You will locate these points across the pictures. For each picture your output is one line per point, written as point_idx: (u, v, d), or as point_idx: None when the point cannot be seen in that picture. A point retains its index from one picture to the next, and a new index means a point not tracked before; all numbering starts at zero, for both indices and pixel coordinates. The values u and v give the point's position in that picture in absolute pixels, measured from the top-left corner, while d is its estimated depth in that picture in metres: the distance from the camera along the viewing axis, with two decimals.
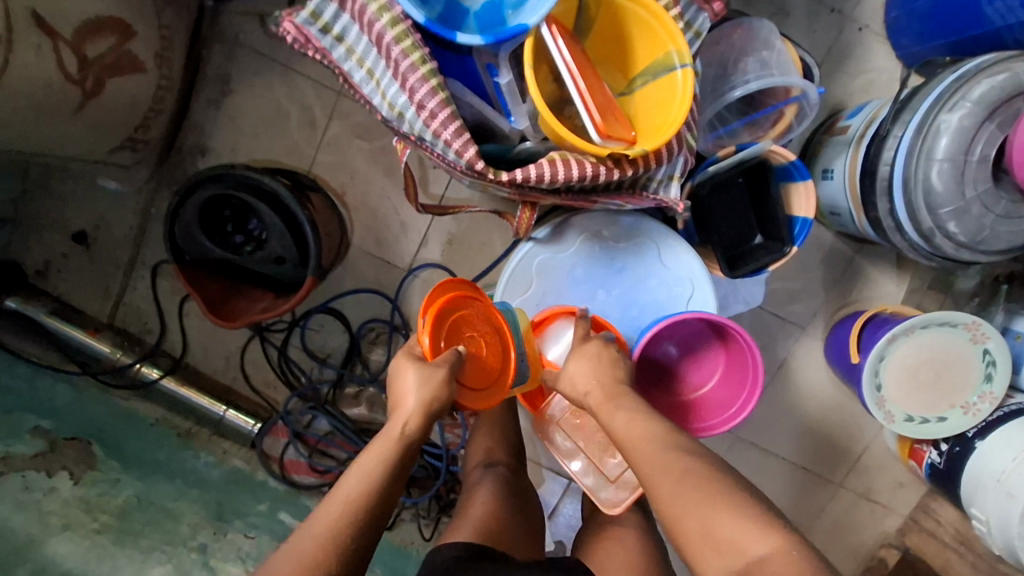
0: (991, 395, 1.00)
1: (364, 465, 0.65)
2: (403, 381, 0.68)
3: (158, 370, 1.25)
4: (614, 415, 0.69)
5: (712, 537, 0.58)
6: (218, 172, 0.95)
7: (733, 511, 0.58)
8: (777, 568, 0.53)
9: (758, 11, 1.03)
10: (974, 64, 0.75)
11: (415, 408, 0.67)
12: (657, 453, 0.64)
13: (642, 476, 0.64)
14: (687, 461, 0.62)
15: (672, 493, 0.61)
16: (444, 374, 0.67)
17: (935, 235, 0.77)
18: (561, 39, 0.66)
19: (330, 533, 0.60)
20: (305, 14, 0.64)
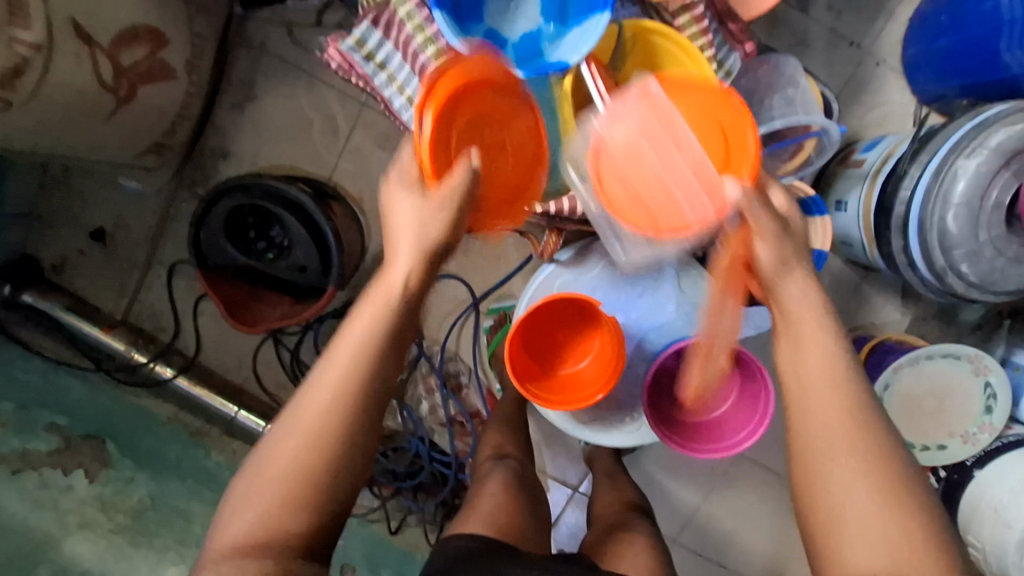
0: (991, 426, 1.03)
1: (357, 324, 0.56)
2: (401, 210, 0.59)
3: (172, 369, 1.24)
4: (804, 344, 0.59)
5: (890, 535, 0.52)
6: (244, 182, 0.96)
7: (911, 524, 0.52)
8: None
9: (780, 42, 1.07)
10: (993, 111, 0.77)
11: (411, 259, 0.58)
12: (859, 414, 0.56)
13: (823, 412, 0.57)
14: (883, 450, 0.55)
15: (852, 475, 0.54)
16: (446, 214, 0.58)
17: (948, 274, 0.79)
18: (599, 77, 0.67)
19: (330, 406, 0.53)
20: (351, 42, 0.66)
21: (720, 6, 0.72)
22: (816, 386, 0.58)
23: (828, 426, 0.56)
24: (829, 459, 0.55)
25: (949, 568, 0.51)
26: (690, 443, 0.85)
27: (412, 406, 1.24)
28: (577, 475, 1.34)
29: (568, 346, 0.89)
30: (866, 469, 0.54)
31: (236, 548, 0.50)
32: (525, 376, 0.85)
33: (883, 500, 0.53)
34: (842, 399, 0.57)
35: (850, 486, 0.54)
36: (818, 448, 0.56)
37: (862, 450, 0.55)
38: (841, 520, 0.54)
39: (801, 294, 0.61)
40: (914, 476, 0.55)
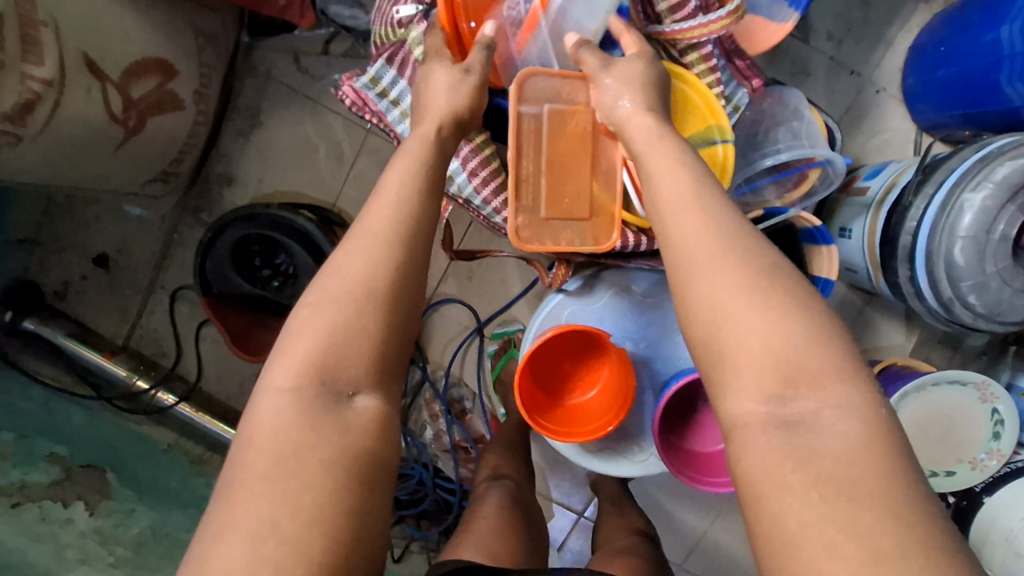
0: (999, 452, 1.03)
1: (402, 165, 0.58)
2: (434, 83, 0.62)
3: (174, 396, 1.23)
4: (666, 176, 0.54)
5: (774, 356, 0.45)
6: (251, 212, 0.96)
7: (807, 342, 0.45)
8: (831, 422, 0.43)
9: (780, 71, 1.08)
10: (997, 145, 0.78)
11: (443, 111, 0.61)
12: (730, 240, 0.50)
13: (683, 239, 0.51)
14: (768, 270, 0.48)
15: (726, 292, 0.48)
16: (476, 82, 0.62)
17: (955, 305, 0.80)
18: None
19: (393, 228, 0.54)
20: (365, 79, 0.67)
21: (729, 44, 0.73)
22: (684, 215, 0.51)
23: (702, 255, 0.49)
24: (700, 284, 0.49)
25: (850, 389, 0.44)
26: (700, 476, 0.85)
27: (415, 432, 1.23)
28: (582, 501, 1.32)
29: (575, 376, 0.89)
30: (735, 287, 0.47)
31: (304, 380, 0.49)
32: (533, 409, 0.83)
33: (774, 323, 0.46)
34: (715, 223, 0.51)
35: (731, 314, 0.47)
36: (694, 283, 0.49)
37: (738, 272, 0.48)
38: (728, 358, 0.47)
39: (643, 122, 0.58)
40: (806, 293, 0.48)
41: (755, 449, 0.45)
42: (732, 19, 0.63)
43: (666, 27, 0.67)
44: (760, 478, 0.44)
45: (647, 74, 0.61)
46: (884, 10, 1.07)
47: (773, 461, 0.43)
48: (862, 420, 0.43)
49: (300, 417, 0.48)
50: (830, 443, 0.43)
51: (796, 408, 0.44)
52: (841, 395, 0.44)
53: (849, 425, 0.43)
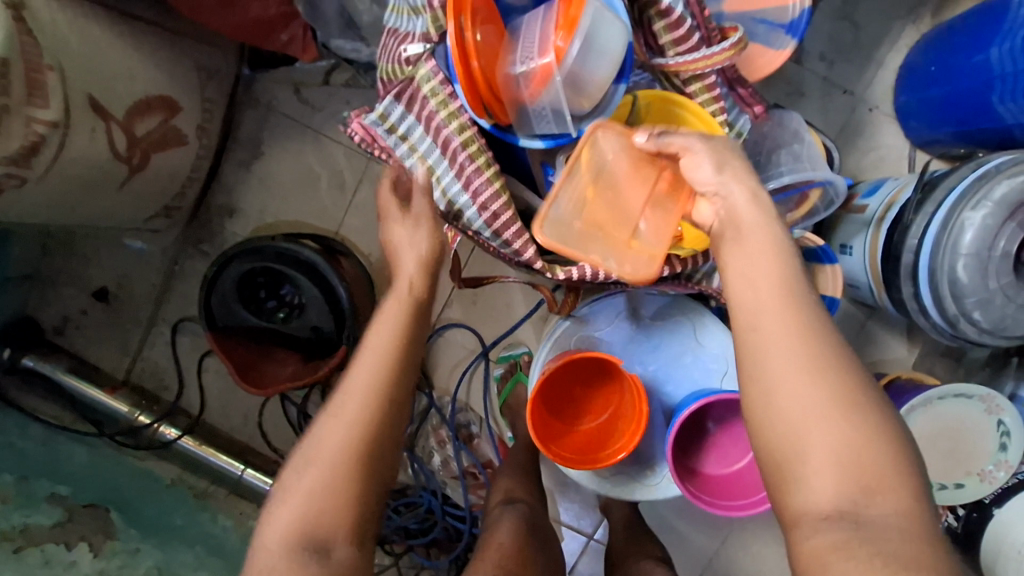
0: (1008, 463, 1.03)
1: (384, 322, 0.62)
2: (395, 239, 0.67)
3: (177, 430, 1.21)
4: (749, 265, 0.53)
5: (849, 463, 0.47)
6: (257, 245, 0.96)
7: (878, 445, 0.47)
8: (899, 530, 0.45)
9: (775, 92, 1.11)
10: (994, 164, 0.79)
11: (413, 268, 0.65)
12: (816, 341, 0.50)
13: (770, 334, 0.50)
14: (848, 369, 0.49)
15: (810, 393, 0.48)
16: (429, 231, 0.66)
17: (960, 321, 0.81)
18: None
19: (376, 384, 0.58)
20: (373, 116, 0.68)
21: (731, 73, 0.73)
22: (769, 308, 0.51)
23: (787, 351, 0.50)
24: (787, 381, 0.49)
25: (916, 500, 0.46)
26: (713, 499, 0.83)
27: (423, 459, 1.22)
28: (592, 523, 1.31)
29: (586, 403, 0.89)
30: (817, 392, 0.48)
31: (297, 528, 0.54)
32: (546, 438, 0.84)
33: (852, 428, 0.47)
34: (798, 319, 0.50)
35: (812, 415, 0.48)
36: (772, 377, 0.49)
37: (821, 373, 0.48)
38: (805, 455, 0.48)
39: (741, 193, 0.57)
40: (878, 393, 0.49)
41: (819, 537, 0.46)
42: (736, 49, 0.65)
43: (670, 59, 0.68)
44: (828, 563, 0.45)
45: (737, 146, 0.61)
46: (874, 30, 1.10)
47: (839, 550, 0.45)
48: (922, 527, 0.45)
49: (289, 563, 0.53)
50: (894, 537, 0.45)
51: (866, 512, 0.46)
52: (901, 494, 0.46)
53: (903, 521, 0.45)
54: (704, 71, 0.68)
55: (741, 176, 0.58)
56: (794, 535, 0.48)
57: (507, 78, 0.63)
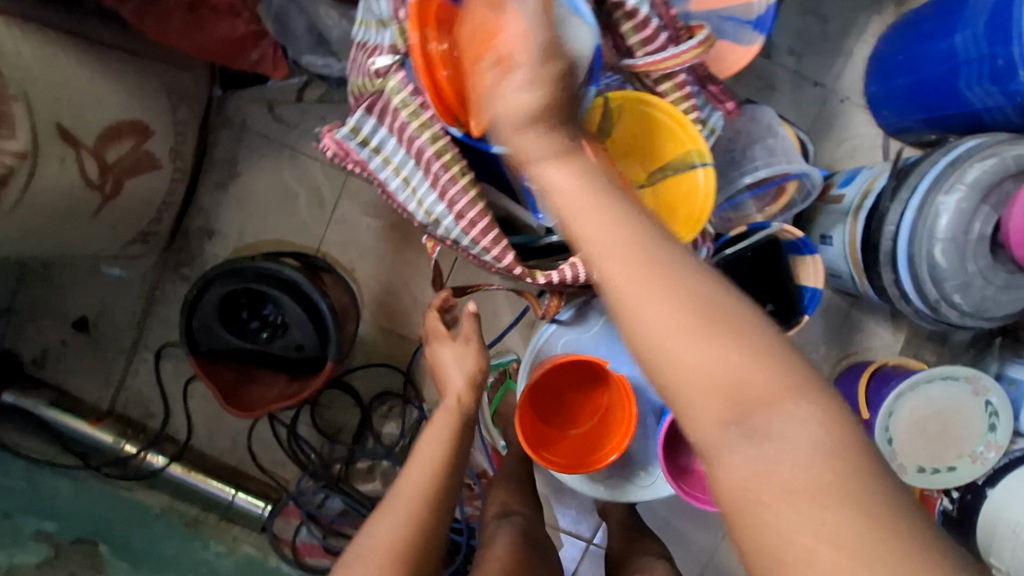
0: (997, 444, 1.04)
1: (433, 433, 0.75)
2: (442, 357, 0.83)
3: (164, 457, 1.21)
4: (578, 198, 0.49)
5: (720, 382, 0.42)
6: (236, 266, 0.94)
7: (757, 361, 0.42)
8: (797, 438, 0.41)
9: (747, 87, 1.12)
10: (964, 148, 0.80)
11: (460, 384, 0.80)
12: (655, 262, 0.45)
13: (608, 269, 0.46)
14: (704, 287, 0.44)
15: (661, 320, 0.43)
16: (475, 349, 0.82)
17: (941, 305, 0.81)
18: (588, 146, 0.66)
19: (428, 488, 0.69)
20: (345, 130, 0.67)
21: (701, 71, 0.73)
22: (613, 247, 0.46)
23: (639, 294, 0.44)
24: (639, 314, 0.44)
25: (803, 394, 0.42)
26: (705, 497, 0.83)
27: None
28: (591, 527, 1.30)
29: (576, 409, 0.88)
30: (663, 317, 0.43)
31: None
32: (539, 446, 0.83)
33: (714, 346, 0.43)
34: (639, 248, 0.46)
35: (671, 344, 0.43)
36: (622, 313, 0.45)
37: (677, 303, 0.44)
38: (678, 390, 0.44)
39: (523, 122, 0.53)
40: (728, 292, 0.45)
41: (726, 463, 0.42)
42: (702, 48, 0.65)
43: (638, 59, 0.67)
44: (745, 496, 0.41)
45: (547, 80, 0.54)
46: (840, 22, 1.11)
47: (750, 480, 0.41)
48: (822, 426, 0.41)
49: None
50: (808, 447, 0.40)
51: (758, 424, 0.41)
52: (786, 387, 0.42)
53: (813, 430, 0.41)
54: (674, 70, 0.69)
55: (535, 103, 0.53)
56: (710, 468, 0.43)
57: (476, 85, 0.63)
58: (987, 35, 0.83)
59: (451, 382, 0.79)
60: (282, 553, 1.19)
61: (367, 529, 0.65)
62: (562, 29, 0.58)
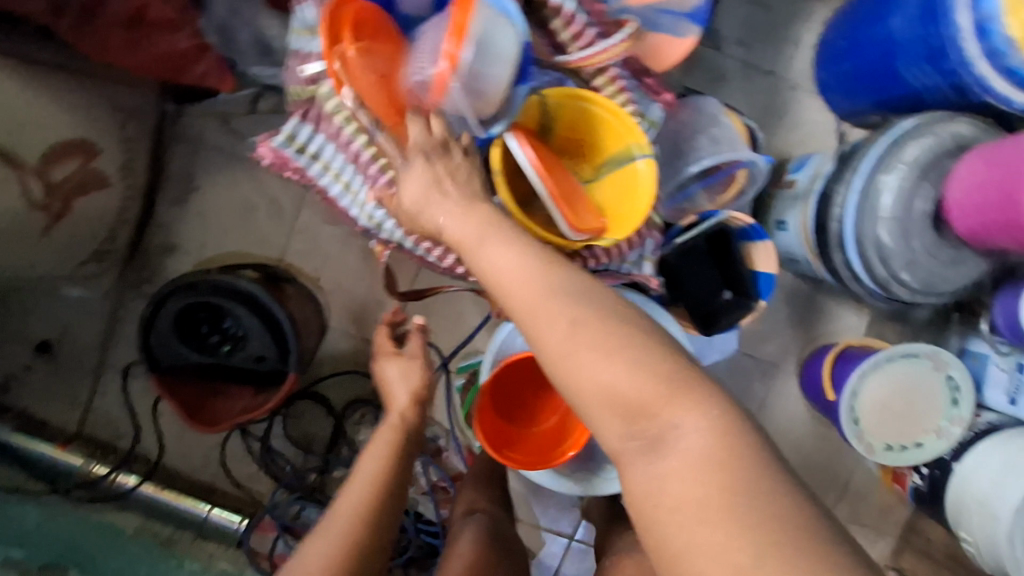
0: (960, 418, 1.05)
1: (376, 449, 0.79)
2: (389, 373, 0.87)
3: (135, 477, 1.20)
4: (485, 247, 0.57)
5: (617, 398, 0.49)
6: (191, 280, 0.93)
7: (643, 382, 0.48)
8: (688, 442, 0.46)
9: (697, 78, 1.13)
10: (903, 128, 0.80)
11: (405, 399, 0.85)
12: (553, 300, 0.52)
13: (517, 311, 0.54)
14: (596, 317, 0.51)
15: (561, 350, 0.51)
16: (422, 362, 0.87)
17: (891, 283, 0.82)
18: (527, 146, 0.66)
19: (369, 501, 0.71)
20: (281, 138, 0.66)
21: (635, 65, 0.75)
22: (515, 292, 0.54)
23: (537, 330, 0.52)
24: (544, 348, 0.52)
25: (690, 400, 0.48)
26: None
27: None
28: (571, 524, 1.30)
29: (537, 407, 0.89)
30: (562, 347, 0.51)
31: None
32: (500, 444, 0.83)
33: (608, 366, 0.49)
34: (537, 288, 0.53)
35: (572, 370, 0.50)
36: (534, 346, 0.53)
37: (571, 336, 0.50)
38: (587, 408, 0.50)
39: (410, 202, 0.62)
40: (619, 318, 0.51)
41: (635, 470, 0.48)
42: (630, 41, 0.66)
43: (571, 55, 0.68)
44: (652, 500, 0.46)
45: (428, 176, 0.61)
46: (786, 11, 1.12)
47: (654, 485, 0.47)
48: (711, 430, 0.46)
49: None
50: (694, 463, 0.45)
51: (654, 433, 0.48)
52: (676, 395, 0.48)
53: (700, 436, 0.46)
54: (606, 65, 0.69)
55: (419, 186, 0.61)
56: (625, 477, 0.49)
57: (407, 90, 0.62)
58: (919, 16, 0.84)
59: (396, 396, 0.84)
60: (259, 567, 1.18)
61: (306, 545, 0.66)
62: (484, 37, 0.59)
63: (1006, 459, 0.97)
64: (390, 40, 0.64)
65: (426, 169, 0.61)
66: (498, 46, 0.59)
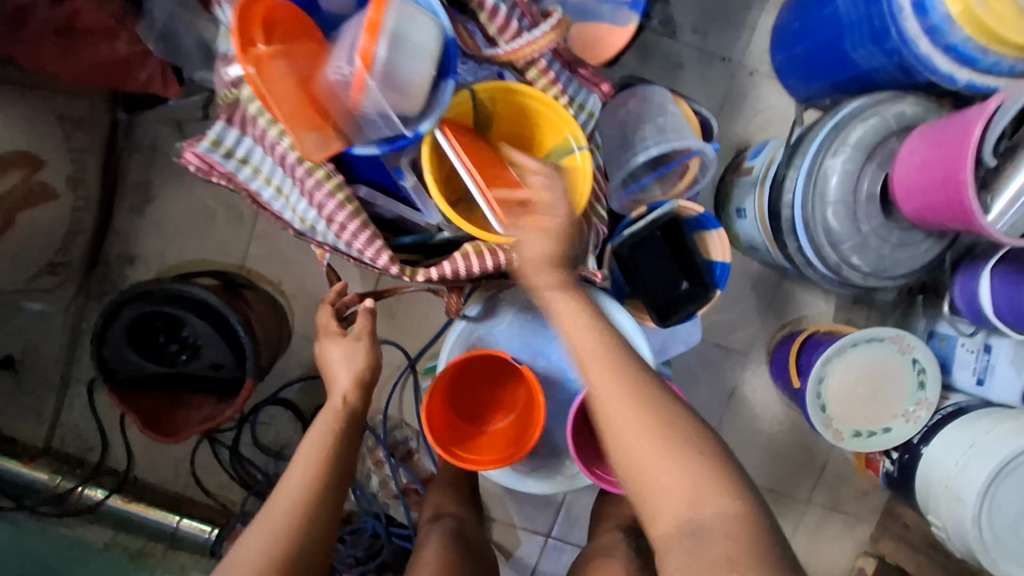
0: (927, 401, 1.04)
1: (315, 435, 0.77)
2: (332, 356, 0.82)
3: (103, 490, 1.19)
4: (575, 330, 0.66)
5: (677, 488, 0.58)
6: (144, 289, 0.92)
7: (694, 472, 0.58)
8: (724, 533, 0.56)
9: (654, 68, 1.12)
10: (848, 110, 0.80)
11: (348, 381, 0.81)
12: (633, 391, 0.61)
13: (595, 390, 0.62)
14: (666, 418, 0.60)
15: (635, 435, 0.60)
16: (364, 345, 0.82)
17: (842, 268, 0.81)
18: (455, 142, 0.66)
19: (305, 494, 0.72)
20: (206, 143, 0.65)
21: (567, 55, 0.72)
22: (596, 371, 0.63)
23: (609, 408, 0.61)
24: (619, 429, 0.61)
25: (735, 502, 0.57)
26: None
27: (362, 484, 1.20)
28: (547, 522, 1.30)
29: (495, 403, 0.88)
30: (637, 430, 0.60)
31: None
32: (452, 442, 0.82)
33: (672, 458, 0.59)
34: (612, 379, 0.62)
35: (642, 453, 0.59)
36: (608, 422, 0.62)
37: (638, 415, 0.60)
38: (646, 486, 0.59)
39: (530, 258, 0.67)
40: (689, 421, 0.61)
41: (676, 551, 0.57)
42: (556, 31, 0.65)
43: (500, 48, 0.67)
44: None
45: (554, 244, 0.67)
46: None
47: (690, 565, 0.56)
48: (747, 529, 0.56)
49: None
50: (730, 538, 0.55)
51: (699, 522, 0.57)
52: (725, 494, 0.57)
53: (737, 533, 0.56)
54: (535, 56, 0.68)
55: (539, 245, 0.66)
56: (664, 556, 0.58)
57: (326, 88, 0.60)
58: None
59: (338, 380, 0.81)
60: None
61: (240, 542, 0.69)
62: (400, 35, 0.58)
63: (970, 441, 0.95)
64: (308, 39, 0.62)
65: (553, 233, 0.66)
66: (415, 44, 0.59)
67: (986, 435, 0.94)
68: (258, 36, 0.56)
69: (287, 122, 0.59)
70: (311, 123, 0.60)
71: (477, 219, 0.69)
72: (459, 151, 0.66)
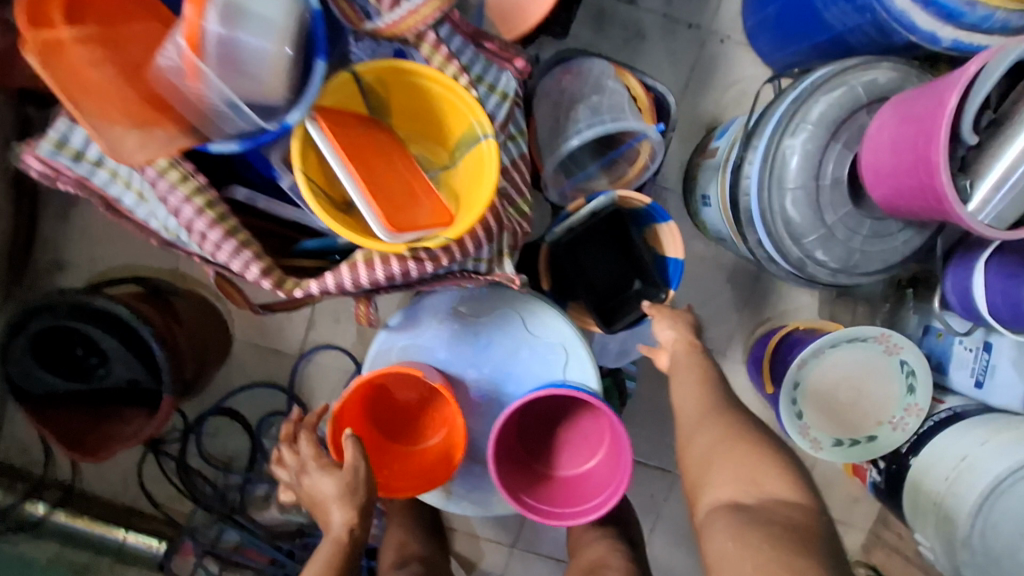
0: (917, 407, 0.93)
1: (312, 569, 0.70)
2: (323, 491, 0.72)
3: (45, 505, 1.14)
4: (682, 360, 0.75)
5: (747, 477, 0.60)
6: (47, 302, 0.84)
7: (763, 468, 0.60)
8: (786, 513, 0.56)
9: (612, 37, 1.00)
10: (810, 80, 0.68)
11: (345, 513, 0.71)
12: (719, 409, 0.69)
13: (685, 396, 0.72)
14: (749, 434, 0.65)
15: (720, 434, 0.66)
16: (364, 474, 0.70)
17: (807, 265, 0.70)
18: (330, 134, 0.55)
19: None
20: (48, 145, 0.57)
21: (466, 27, 0.62)
22: (687, 385, 0.72)
23: (684, 402, 0.71)
24: (701, 428, 0.68)
25: (804, 497, 0.58)
26: (554, 509, 0.74)
27: None
28: (512, 532, 1.23)
29: (421, 421, 0.79)
30: (717, 427, 0.67)
31: None
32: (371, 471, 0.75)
33: (748, 454, 0.62)
34: (701, 393, 0.71)
35: (715, 443, 0.65)
36: (692, 417, 0.70)
37: (713, 422, 0.67)
38: (708, 465, 0.64)
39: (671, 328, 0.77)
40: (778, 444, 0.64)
41: (719, 514, 0.59)
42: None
43: (380, 20, 0.57)
44: (724, 534, 0.56)
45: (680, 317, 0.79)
46: None
47: (732, 525, 0.56)
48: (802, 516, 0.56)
49: None
50: (779, 517, 0.56)
51: (754, 498, 0.58)
52: (793, 491, 0.58)
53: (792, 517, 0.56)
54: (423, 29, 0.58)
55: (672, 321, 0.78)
56: (706, 522, 0.59)
57: (158, 76, 0.53)
58: None
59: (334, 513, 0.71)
60: None
61: None
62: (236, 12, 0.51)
63: (962, 454, 0.85)
64: (138, 18, 0.55)
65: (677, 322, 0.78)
66: (258, 22, 0.52)
67: (981, 446, 0.84)
68: (58, 15, 0.50)
69: (108, 116, 0.50)
70: (145, 116, 0.52)
71: (362, 225, 0.59)
72: (335, 145, 0.55)
